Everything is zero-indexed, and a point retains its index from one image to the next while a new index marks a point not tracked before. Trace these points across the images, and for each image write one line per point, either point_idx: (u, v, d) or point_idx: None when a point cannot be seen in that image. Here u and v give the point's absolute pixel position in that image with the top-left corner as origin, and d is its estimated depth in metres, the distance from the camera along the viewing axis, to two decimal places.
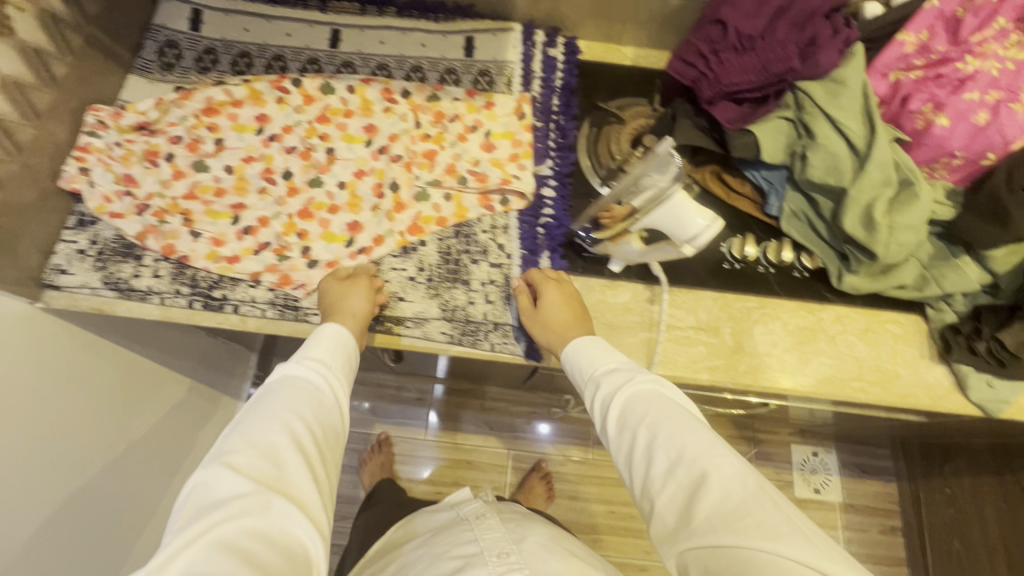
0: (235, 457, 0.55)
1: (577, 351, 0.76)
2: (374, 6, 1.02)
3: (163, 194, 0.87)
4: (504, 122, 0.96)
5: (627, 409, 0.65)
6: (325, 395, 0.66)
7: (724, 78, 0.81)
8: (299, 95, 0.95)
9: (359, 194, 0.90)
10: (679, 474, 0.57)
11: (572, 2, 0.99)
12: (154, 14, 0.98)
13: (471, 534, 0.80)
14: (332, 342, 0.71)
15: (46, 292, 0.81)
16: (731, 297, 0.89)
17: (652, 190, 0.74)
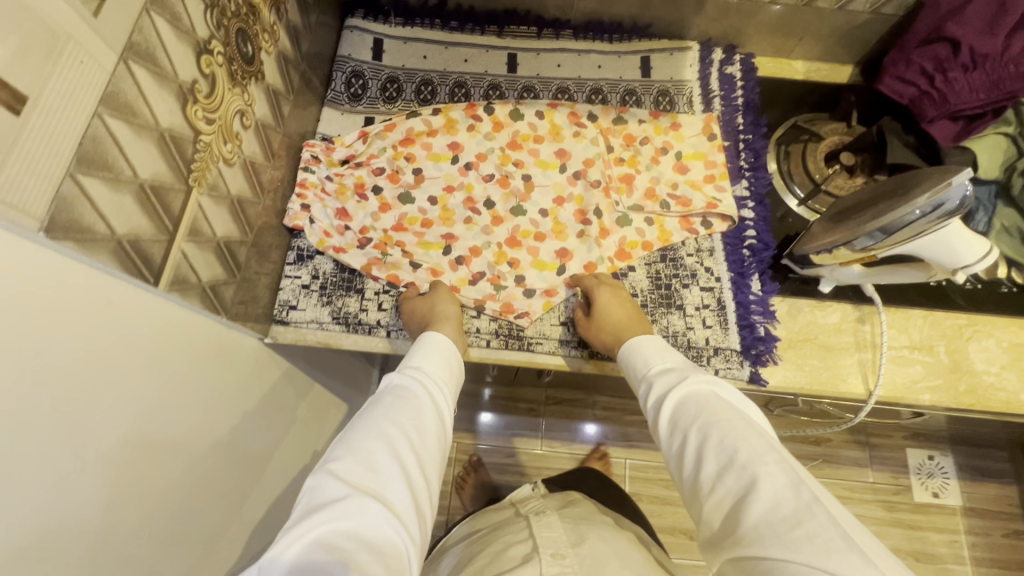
0: (338, 465, 0.52)
1: (635, 351, 0.72)
2: (551, 29, 1.02)
3: (376, 226, 0.89)
4: (694, 142, 0.95)
5: (684, 409, 0.60)
6: (419, 402, 0.62)
7: (953, 96, 0.81)
8: (489, 123, 0.95)
9: (562, 222, 0.91)
10: (728, 479, 0.52)
11: (754, 20, 0.99)
12: (340, 46, 0.99)
13: (527, 533, 0.72)
14: (433, 351, 0.70)
15: (275, 327, 0.83)
16: (941, 315, 0.89)
17: (914, 228, 0.67)
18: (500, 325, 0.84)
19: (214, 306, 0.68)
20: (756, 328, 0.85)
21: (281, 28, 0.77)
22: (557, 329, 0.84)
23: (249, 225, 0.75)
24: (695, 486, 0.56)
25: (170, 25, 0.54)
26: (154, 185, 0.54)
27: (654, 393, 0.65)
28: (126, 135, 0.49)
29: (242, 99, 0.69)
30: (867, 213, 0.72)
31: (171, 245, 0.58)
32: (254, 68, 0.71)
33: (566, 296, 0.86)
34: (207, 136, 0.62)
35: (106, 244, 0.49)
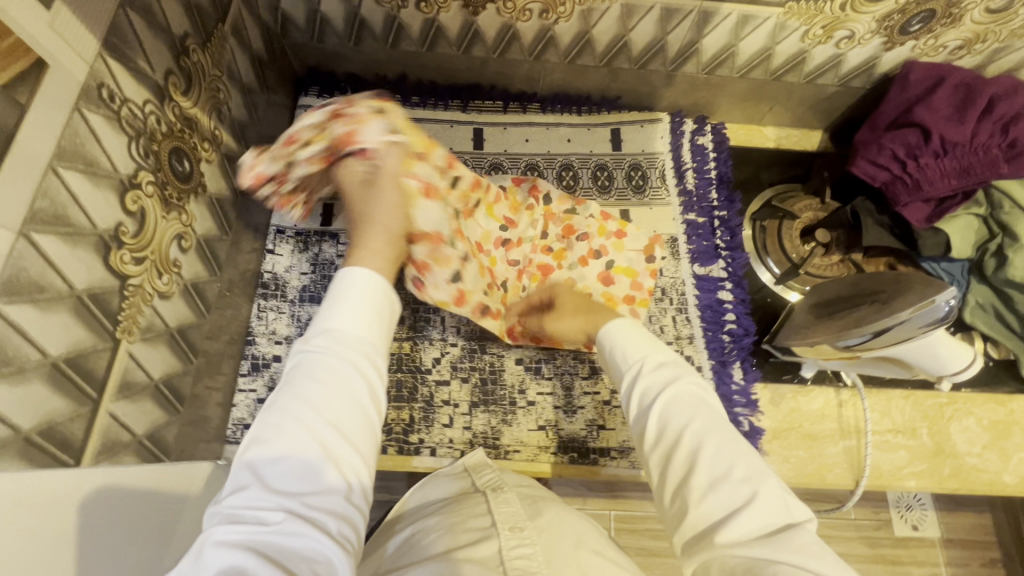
0: (246, 488, 0.41)
1: (614, 335, 0.65)
2: (517, 102, 0.98)
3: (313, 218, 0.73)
4: (630, 257, 0.89)
5: (670, 409, 0.54)
6: (351, 370, 0.49)
7: (925, 183, 0.79)
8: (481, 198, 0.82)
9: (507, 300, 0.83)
10: (716, 489, 0.47)
11: (723, 92, 0.96)
12: (293, 126, 0.92)
13: (484, 506, 0.60)
14: (355, 297, 0.52)
15: (228, 447, 0.75)
16: (921, 395, 0.87)
17: (897, 334, 0.65)
18: (475, 434, 0.79)
19: (156, 454, 0.61)
20: (740, 422, 0.82)
21: (223, 129, 0.71)
22: (535, 434, 0.80)
23: (194, 349, 0.68)
24: (674, 488, 0.50)
25: (86, 175, 0.47)
26: (71, 357, 0.47)
27: (634, 383, 0.59)
28: (31, 317, 0.43)
29: (179, 221, 0.62)
30: (850, 317, 0.70)
31: (97, 413, 0.51)
32: (193, 183, 0.65)
33: (543, 398, 0.82)
34: (138, 278, 0.55)
35: (10, 448, 0.42)
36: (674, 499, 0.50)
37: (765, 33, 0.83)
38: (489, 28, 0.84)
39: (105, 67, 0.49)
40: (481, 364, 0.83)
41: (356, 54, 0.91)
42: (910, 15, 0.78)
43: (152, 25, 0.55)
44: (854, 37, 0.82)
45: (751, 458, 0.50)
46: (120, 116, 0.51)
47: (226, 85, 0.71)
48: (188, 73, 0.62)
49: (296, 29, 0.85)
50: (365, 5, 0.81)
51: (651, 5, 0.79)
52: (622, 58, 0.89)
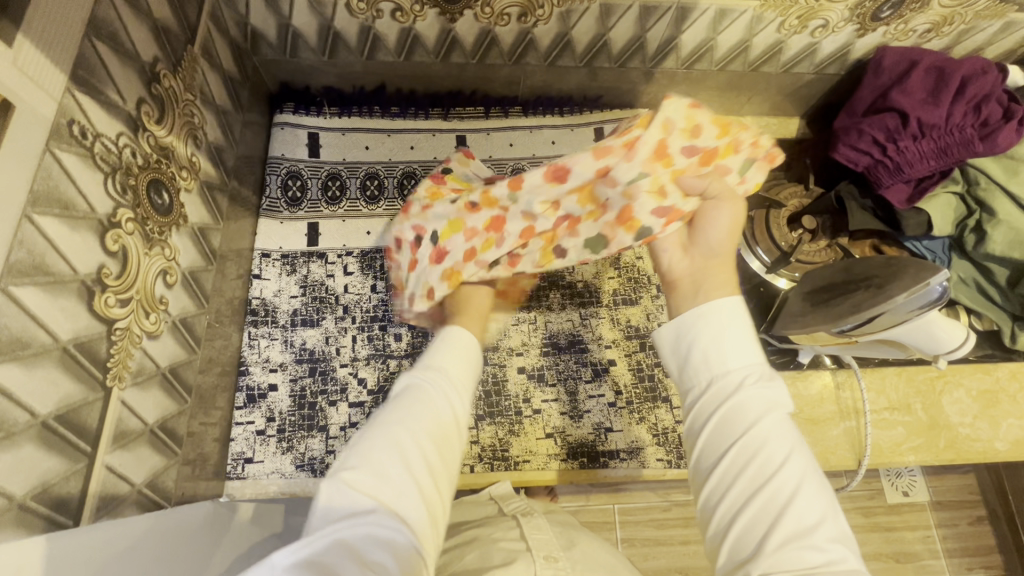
0: (352, 471, 0.39)
1: (700, 325, 0.49)
2: (498, 107, 0.97)
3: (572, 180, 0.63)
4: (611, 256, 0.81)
5: (765, 458, 0.42)
6: (445, 401, 0.48)
7: (906, 165, 0.81)
8: (654, 141, 0.60)
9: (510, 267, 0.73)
10: (814, 546, 0.38)
11: (703, 86, 0.97)
12: (271, 146, 0.89)
13: (516, 531, 0.58)
14: (459, 349, 0.53)
15: (229, 483, 0.74)
16: (913, 370, 0.90)
17: (889, 314, 0.66)
18: (482, 447, 0.78)
19: (156, 501, 0.59)
20: None
21: (200, 155, 0.68)
22: (543, 443, 0.79)
23: (186, 388, 0.65)
24: (743, 552, 0.40)
25: (63, 219, 0.45)
26: (62, 414, 0.45)
27: (714, 396, 0.46)
28: (18, 376, 0.40)
29: (163, 256, 0.60)
30: (845, 303, 0.71)
31: (93, 469, 0.48)
32: (173, 216, 0.62)
33: (548, 406, 0.81)
34: (124, 321, 0.52)
35: (4, 518, 0.39)
36: (737, 565, 0.39)
37: (742, 26, 0.83)
38: (467, 34, 0.82)
39: (74, 102, 0.46)
40: (484, 376, 0.82)
41: (332, 67, 0.88)
42: (880, 2, 0.79)
43: (119, 53, 0.52)
44: (828, 25, 0.84)
45: (850, 553, 0.39)
46: (94, 153, 0.49)
47: (199, 109, 0.68)
48: (161, 101, 0.59)
49: (267, 45, 0.82)
50: (338, 17, 0.78)
51: (630, 4, 0.78)
52: (602, 57, 0.89)
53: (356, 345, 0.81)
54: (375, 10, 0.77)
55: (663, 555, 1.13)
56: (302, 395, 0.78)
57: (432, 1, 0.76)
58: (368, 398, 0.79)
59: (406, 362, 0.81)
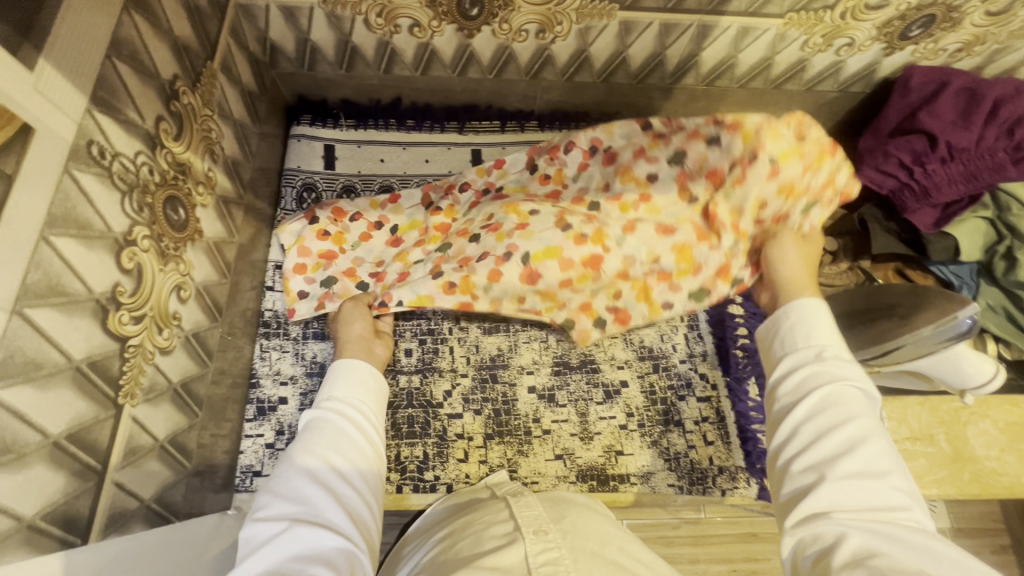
0: (265, 508, 0.48)
1: (801, 315, 0.59)
2: (514, 121, 0.95)
3: (629, 212, 0.77)
4: (546, 265, 0.81)
5: (834, 395, 0.52)
6: (346, 424, 0.58)
7: (934, 189, 0.78)
8: (727, 208, 0.72)
9: (468, 256, 0.79)
10: (865, 483, 0.46)
11: (722, 103, 0.96)
12: (287, 157, 0.90)
13: (508, 512, 0.57)
14: (354, 370, 0.65)
15: (237, 496, 0.74)
16: (936, 399, 0.87)
17: (903, 347, 0.65)
18: (491, 467, 0.77)
19: (163, 516, 0.59)
20: (758, 440, 0.80)
21: (217, 169, 0.69)
22: (552, 464, 0.78)
23: (197, 401, 0.66)
24: (810, 464, 0.49)
25: (79, 239, 0.45)
26: (73, 433, 0.45)
27: (799, 361, 0.56)
28: (30, 397, 0.41)
29: (177, 271, 0.60)
30: (867, 333, 0.68)
31: (102, 486, 0.48)
32: (189, 231, 0.62)
33: (559, 426, 0.80)
34: (137, 337, 0.53)
35: (13, 539, 0.40)
36: (801, 476, 0.49)
37: (764, 44, 0.82)
38: (484, 50, 0.82)
39: (94, 123, 0.47)
40: (493, 394, 0.81)
41: (349, 80, 0.88)
42: (910, 21, 0.77)
43: (140, 73, 0.53)
44: (854, 44, 0.82)
45: (898, 465, 0.49)
46: (112, 172, 0.49)
47: (218, 124, 0.69)
48: (180, 117, 0.60)
49: (286, 58, 0.83)
50: (356, 33, 0.78)
51: (650, 21, 0.77)
52: (620, 74, 0.88)
53: None
54: (393, 25, 0.77)
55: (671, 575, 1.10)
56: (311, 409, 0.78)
57: (451, 17, 0.76)
58: None
59: (415, 378, 0.81)
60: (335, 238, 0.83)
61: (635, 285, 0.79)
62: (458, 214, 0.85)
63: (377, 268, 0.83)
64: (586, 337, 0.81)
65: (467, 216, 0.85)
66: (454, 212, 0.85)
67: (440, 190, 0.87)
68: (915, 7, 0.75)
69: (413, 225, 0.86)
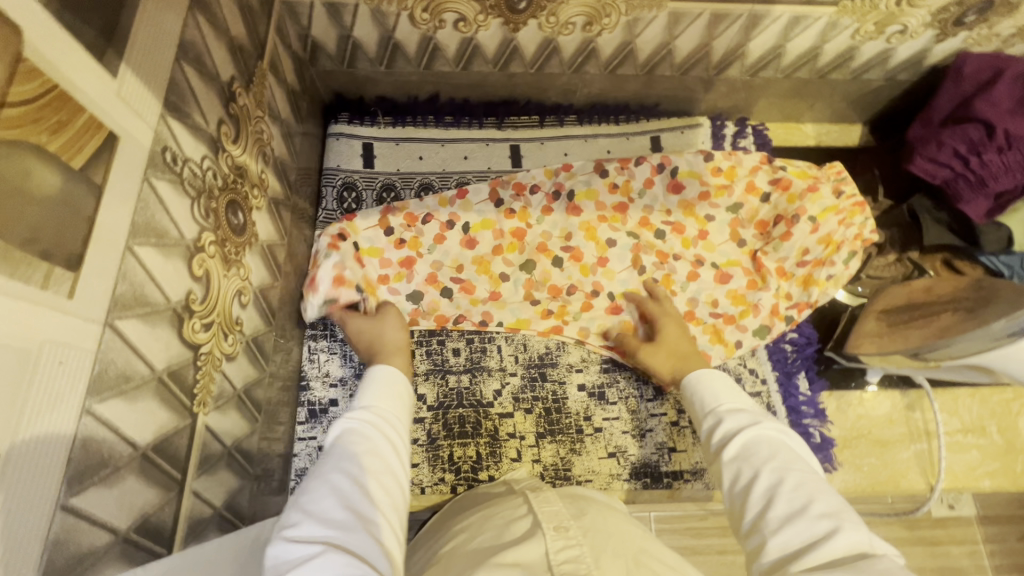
0: (294, 526, 0.43)
1: (699, 383, 0.62)
2: (553, 116, 0.95)
3: (684, 254, 0.88)
4: (624, 278, 0.86)
5: (751, 443, 0.52)
6: (380, 434, 0.54)
7: (990, 179, 0.77)
8: (774, 266, 0.86)
9: (557, 284, 0.85)
10: (804, 523, 0.43)
11: (764, 93, 0.94)
12: (326, 156, 0.89)
13: (522, 509, 0.55)
14: (386, 378, 0.61)
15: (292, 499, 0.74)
16: (987, 391, 0.86)
17: (966, 342, 0.64)
18: (544, 467, 0.77)
19: (231, 523, 0.59)
20: (811, 434, 0.81)
21: (268, 172, 0.68)
22: (606, 462, 0.78)
23: (257, 406, 0.65)
24: (750, 524, 0.47)
25: (157, 248, 0.44)
26: (158, 444, 0.44)
27: (711, 423, 0.57)
28: (122, 410, 0.40)
29: (238, 276, 0.59)
30: (931, 326, 0.69)
31: (182, 496, 0.48)
32: (247, 235, 0.61)
33: (610, 423, 0.79)
34: (208, 345, 0.52)
35: (110, 554, 0.39)
36: (750, 537, 0.46)
37: (815, 33, 0.80)
38: (528, 44, 0.80)
39: (168, 129, 0.46)
40: (543, 393, 0.80)
41: (389, 76, 0.87)
42: (966, 7, 0.75)
43: (203, 75, 0.52)
44: (906, 31, 0.80)
45: (831, 496, 0.46)
46: (183, 178, 0.48)
47: (268, 125, 0.68)
48: (237, 120, 0.59)
49: (326, 56, 0.81)
50: (400, 29, 0.77)
51: (699, 12, 0.75)
52: (663, 66, 0.86)
53: (415, 360, 0.81)
54: (438, 20, 0.76)
55: (704, 564, 1.10)
56: None
57: (498, 11, 0.74)
58: (427, 414, 0.78)
59: (465, 378, 0.80)
60: (411, 244, 0.84)
61: (708, 328, 0.84)
62: (531, 217, 0.87)
63: (458, 275, 0.85)
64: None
65: (541, 222, 0.88)
66: (527, 215, 0.87)
67: (509, 188, 0.88)
68: None
69: (485, 223, 0.87)
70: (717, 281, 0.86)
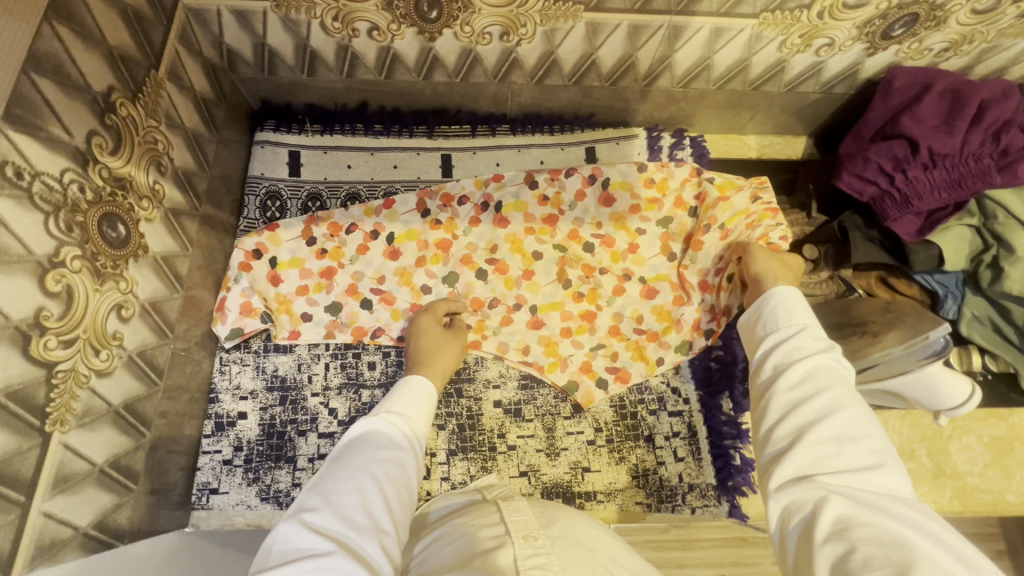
0: (314, 513, 0.47)
1: (780, 298, 0.58)
2: (485, 125, 0.94)
3: (611, 268, 0.86)
4: (548, 292, 0.85)
5: (816, 368, 0.50)
6: (405, 448, 0.57)
7: (915, 198, 0.75)
8: (699, 282, 0.84)
9: (480, 297, 0.84)
10: (847, 454, 0.44)
11: (699, 105, 0.92)
12: (251, 164, 0.88)
13: (496, 515, 0.53)
14: (421, 393, 0.65)
15: (194, 513, 0.73)
16: (919, 413, 0.84)
17: (869, 369, 0.65)
18: (453, 484, 0.76)
19: (105, 542, 0.58)
20: (731, 456, 0.77)
21: (165, 182, 0.66)
22: (517, 481, 0.76)
23: (146, 421, 0.64)
24: (784, 429, 0.48)
25: None
26: None
27: (778, 337, 0.55)
28: None
29: (117, 290, 0.58)
30: (840, 350, 0.66)
31: (27, 519, 0.47)
32: (132, 247, 0.60)
33: (525, 441, 0.78)
34: (67, 362, 0.51)
35: None
36: (776, 440, 0.48)
37: (740, 45, 0.78)
38: (448, 53, 0.79)
39: (8, 143, 0.45)
40: (458, 409, 0.79)
41: (313, 84, 0.85)
42: (892, 20, 0.73)
43: (66, 87, 0.51)
44: (834, 44, 0.78)
45: (876, 431, 0.46)
46: (32, 193, 0.47)
47: (166, 134, 0.66)
48: (117, 131, 0.57)
49: (244, 63, 0.80)
50: (314, 37, 0.76)
51: (617, 22, 0.74)
52: (591, 77, 0.85)
53: (329, 373, 0.80)
54: (351, 29, 0.74)
55: None
56: (271, 424, 0.77)
57: (409, 20, 0.73)
58: (337, 429, 0.77)
59: (378, 393, 0.79)
60: (331, 255, 0.83)
61: (630, 344, 0.83)
62: (458, 228, 0.85)
63: (379, 287, 0.83)
64: (591, 399, 0.80)
65: (468, 233, 0.86)
66: (454, 226, 0.85)
67: (437, 199, 0.86)
68: (896, 6, 0.71)
69: (410, 234, 0.85)
70: (643, 296, 0.85)
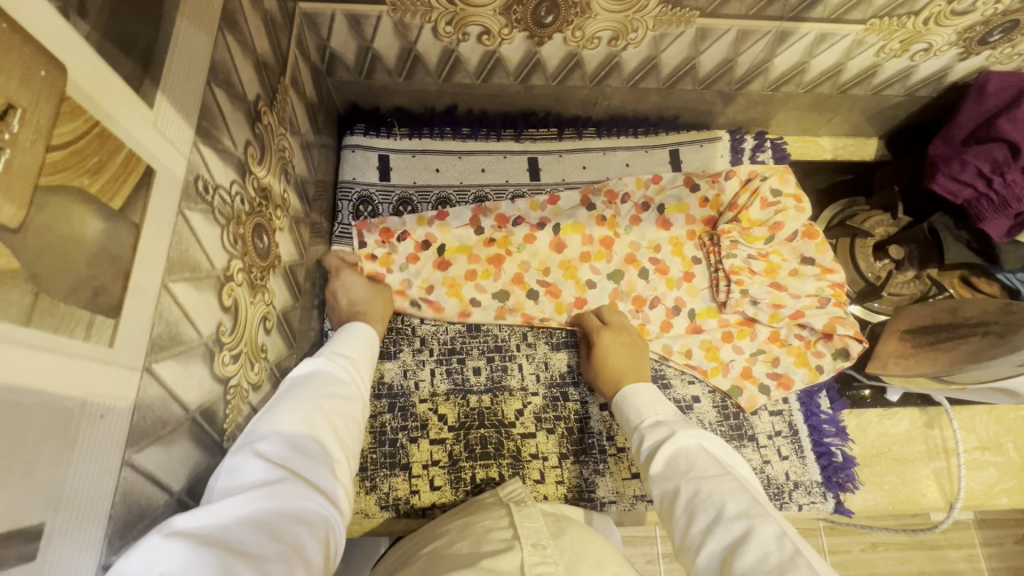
0: (263, 443, 0.45)
1: (631, 397, 0.65)
2: (572, 128, 0.94)
3: (743, 271, 0.83)
4: (707, 296, 0.86)
5: (678, 449, 0.54)
6: (353, 388, 0.56)
7: (1013, 200, 0.76)
8: (834, 291, 0.81)
9: (637, 296, 0.86)
10: (720, 534, 0.46)
11: (783, 109, 0.94)
12: (342, 169, 0.87)
13: (506, 519, 0.53)
14: (362, 340, 0.63)
15: None
16: (1003, 408, 0.87)
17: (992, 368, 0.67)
18: (568, 488, 0.76)
19: None
20: (833, 453, 0.80)
21: (290, 190, 0.66)
22: (630, 484, 0.77)
23: None
24: (680, 542, 0.50)
25: (191, 282, 0.42)
26: (190, 486, 0.43)
27: (644, 434, 0.59)
28: (158, 456, 0.39)
29: (263, 302, 0.57)
30: (959, 351, 0.73)
31: None
32: (271, 258, 0.59)
33: (633, 444, 0.79)
34: (236, 377, 0.50)
35: None
36: (682, 553, 0.49)
37: (840, 50, 0.79)
38: (552, 57, 0.79)
39: (200, 157, 0.44)
40: (566, 413, 0.79)
41: (406, 87, 0.85)
42: (992, 26, 0.75)
43: (231, 96, 0.49)
44: (931, 49, 0.80)
45: (736, 493, 0.49)
46: (214, 207, 0.46)
47: (289, 142, 0.65)
48: (262, 139, 0.56)
49: (344, 67, 0.79)
50: (422, 41, 0.75)
51: (728, 28, 0.74)
52: (686, 81, 0.85)
53: (435, 380, 0.80)
54: (462, 33, 0.74)
55: None
56: (383, 431, 0.76)
57: (523, 25, 0.72)
58: (449, 435, 0.77)
59: (485, 398, 0.79)
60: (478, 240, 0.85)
61: (792, 350, 0.83)
62: (619, 226, 0.88)
63: (545, 279, 0.85)
64: (753, 405, 0.81)
65: (629, 232, 0.88)
66: (616, 224, 0.88)
67: (601, 196, 0.88)
68: (1001, 13, 0.73)
69: (576, 227, 0.87)
70: (813, 296, 0.82)
